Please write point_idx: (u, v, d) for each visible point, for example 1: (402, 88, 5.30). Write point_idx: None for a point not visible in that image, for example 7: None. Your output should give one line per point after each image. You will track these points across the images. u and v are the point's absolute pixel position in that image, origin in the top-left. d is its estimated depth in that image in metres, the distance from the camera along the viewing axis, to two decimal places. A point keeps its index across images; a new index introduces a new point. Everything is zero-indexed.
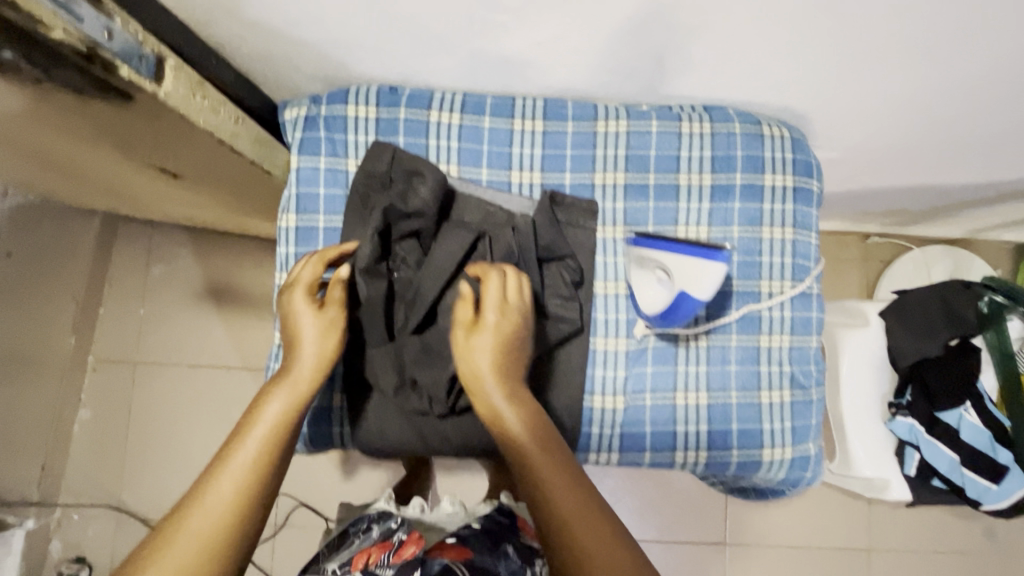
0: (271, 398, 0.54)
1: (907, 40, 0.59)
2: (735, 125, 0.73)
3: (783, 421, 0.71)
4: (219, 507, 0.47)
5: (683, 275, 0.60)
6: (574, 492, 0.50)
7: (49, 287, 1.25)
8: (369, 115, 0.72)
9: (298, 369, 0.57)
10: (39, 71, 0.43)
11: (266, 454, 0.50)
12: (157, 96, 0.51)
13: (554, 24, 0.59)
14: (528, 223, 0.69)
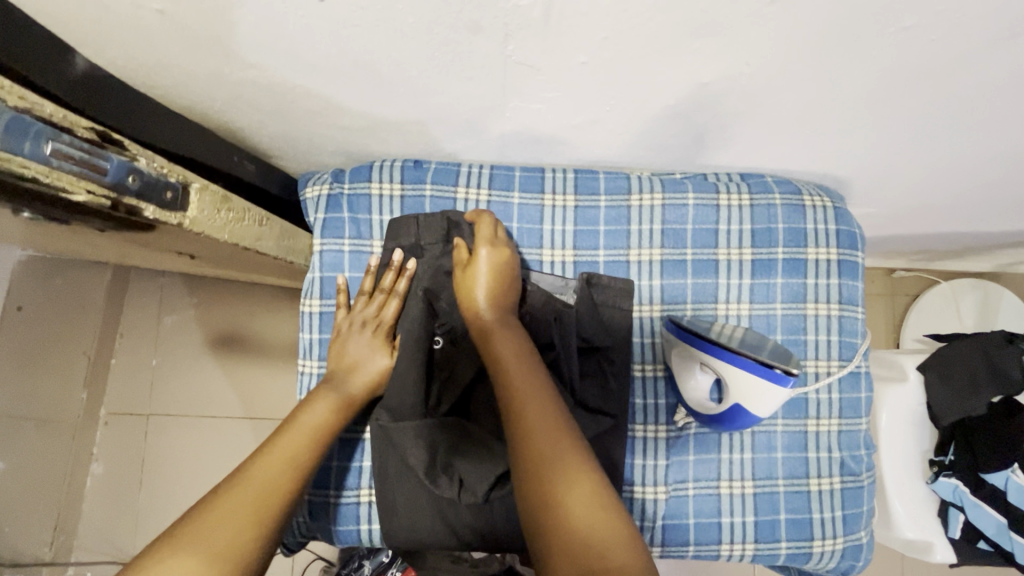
0: (320, 400, 0.61)
1: (965, 114, 0.56)
2: (775, 195, 0.70)
3: (833, 510, 0.67)
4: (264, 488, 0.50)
5: (742, 390, 0.59)
6: (540, 392, 0.53)
7: (60, 342, 1.23)
8: (395, 194, 0.69)
9: (347, 380, 0.64)
10: (61, 212, 0.42)
11: (308, 451, 0.56)
12: (185, 225, 0.48)
13: (593, 108, 0.56)
14: (571, 312, 0.66)
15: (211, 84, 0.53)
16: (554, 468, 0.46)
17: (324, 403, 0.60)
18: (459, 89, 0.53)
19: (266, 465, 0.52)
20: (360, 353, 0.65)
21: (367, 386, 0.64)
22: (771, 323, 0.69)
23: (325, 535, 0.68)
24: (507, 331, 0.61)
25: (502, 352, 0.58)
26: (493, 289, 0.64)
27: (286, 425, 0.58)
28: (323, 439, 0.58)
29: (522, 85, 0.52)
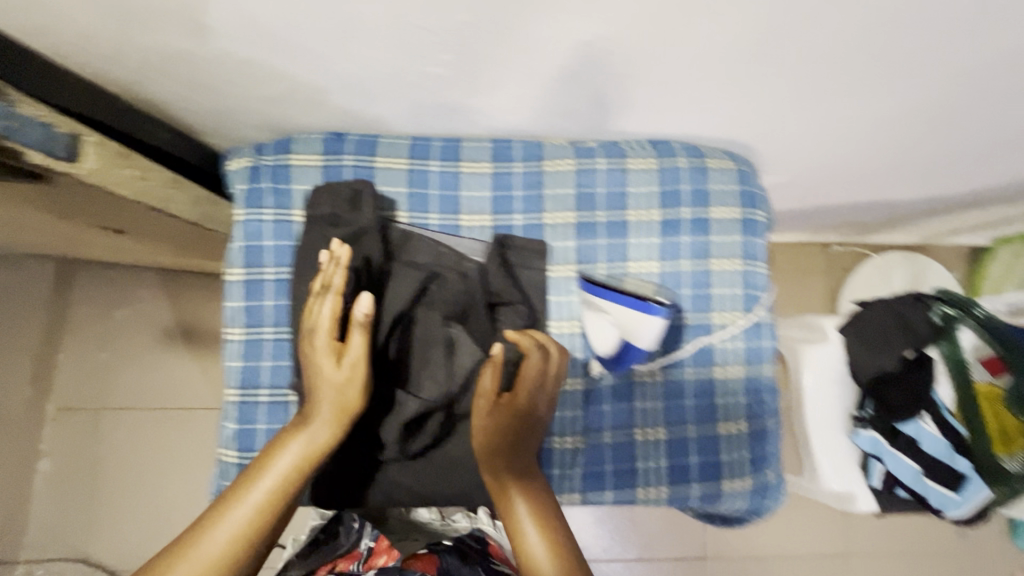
0: (286, 447, 0.55)
1: (830, 74, 0.62)
2: (681, 159, 0.75)
3: (741, 451, 0.72)
4: (218, 551, 0.49)
5: (625, 326, 0.66)
6: (564, 561, 0.51)
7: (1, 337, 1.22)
8: (316, 164, 0.71)
9: (315, 418, 0.56)
10: None
11: (263, 512, 0.52)
12: (80, 174, 0.53)
13: (491, 74, 0.60)
14: (477, 267, 0.67)
15: (116, 52, 0.55)
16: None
17: (292, 448, 0.55)
18: (359, 55, 0.56)
19: (225, 522, 0.50)
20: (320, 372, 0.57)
21: (333, 419, 0.56)
22: (679, 278, 0.73)
23: None
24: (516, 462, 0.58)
25: (521, 512, 0.55)
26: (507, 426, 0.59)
27: (254, 470, 0.54)
28: (294, 484, 0.54)
29: (417, 49, 0.55)
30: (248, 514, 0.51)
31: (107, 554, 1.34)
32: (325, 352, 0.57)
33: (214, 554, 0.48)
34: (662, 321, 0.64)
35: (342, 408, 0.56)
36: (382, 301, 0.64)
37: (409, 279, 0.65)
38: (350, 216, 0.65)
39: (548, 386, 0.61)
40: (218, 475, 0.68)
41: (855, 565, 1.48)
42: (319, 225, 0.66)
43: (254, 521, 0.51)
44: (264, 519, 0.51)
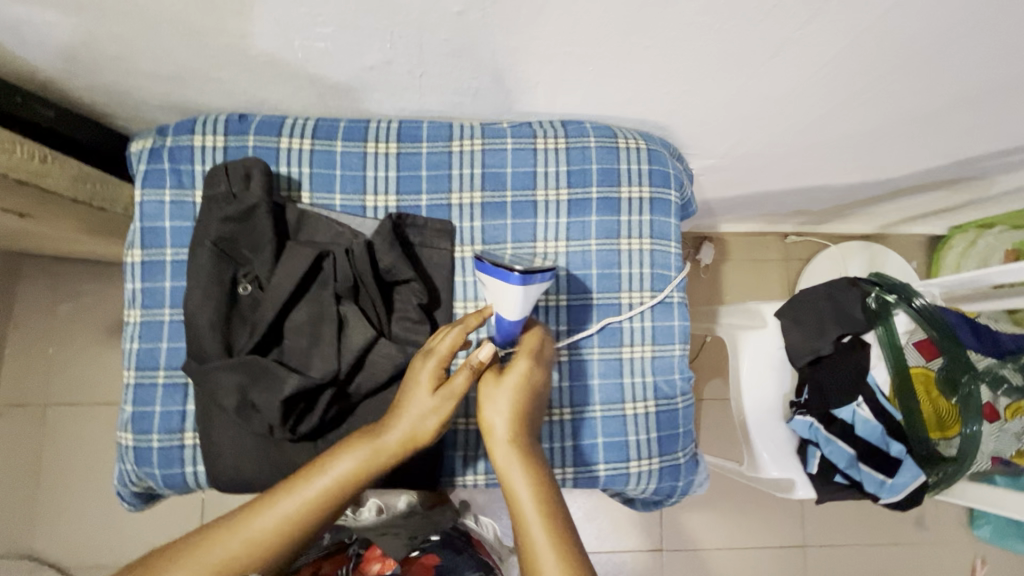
0: (346, 455, 0.54)
1: (722, 48, 0.61)
2: (590, 139, 0.74)
3: (648, 432, 0.71)
4: (259, 533, 0.52)
5: (494, 298, 0.60)
6: (560, 555, 0.48)
7: None
8: (217, 145, 0.70)
9: (385, 436, 0.55)
10: None
11: (309, 513, 0.53)
12: None
13: (378, 51, 0.59)
14: (362, 244, 0.64)
15: None
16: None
17: (352, 457, 0.54)
18: (237, 30, 0.56)
19: (274, 507, 0.53)
20: (410, 393, 0.56)
21: (403, 444, 0.55)
22: (586, 258, 0.72)
23: (155, 482, 0.68)
24: (535, 456, 0.55)
25: (520, 493, 0.52)
26: (517, 416, 0.56)
27: (315, 465, 0.55)
28: (346, 494, 0.54)
29: (293, 22, 0.54)
30: (295, 508, 0.53)
31: (54, 550, 1.33)
32: (423, 373, 0.56)
33: (256, 535, 0.51)
34: (523, 290, 0.56)
35: (413, 434, 0.55)
36: (273, 277, 0.63)
37: (297, 256, 0.63)
38: (242, 192, 0.65)
39: (547, 368, 0.60)
40: (117, 458, 0.68)
41: (812, 556, 1.47)
42: (212, 202, 0.65)
43: (296, 519, 0.52)
44: (308, 519, 0.53)
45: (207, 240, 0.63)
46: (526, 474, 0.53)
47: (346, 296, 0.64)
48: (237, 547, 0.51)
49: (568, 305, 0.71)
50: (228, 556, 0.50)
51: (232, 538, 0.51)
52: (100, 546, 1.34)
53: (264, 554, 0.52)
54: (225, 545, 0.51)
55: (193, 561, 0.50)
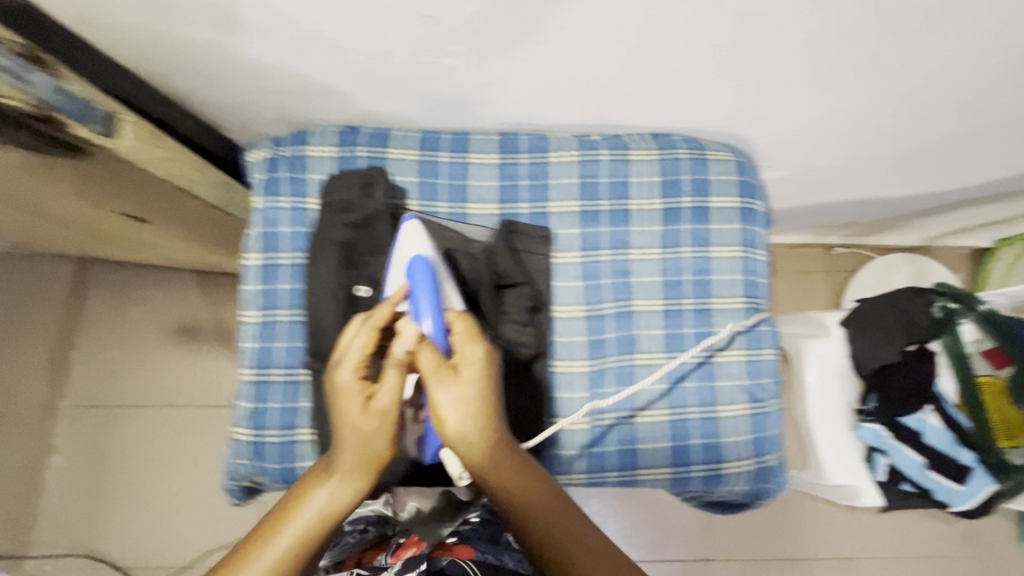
0: (316, 492, 0.53)
1: (820, 65, 0.64)
2: (681, 150, 0.78)
3: (742, 433, 0.73)
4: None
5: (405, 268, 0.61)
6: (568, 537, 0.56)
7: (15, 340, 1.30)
8: (330, 155, 0.75)
9: (343, 463, 0.53)
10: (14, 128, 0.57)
11: (293, 554, 0.51)
12: (112, 145, 0.61)
13: (497, 67, 0.63)
14: (484, 246, 0.70)
15: (149, 43, 0.58)
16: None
17: (321, 492, 0.53)
18: (373, 48, 0.60)
19: (257, 561, 0.51)
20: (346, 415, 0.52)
21: (359, 465, 0.52)
22: (679, 265, 0.75)
23: (270, 476, 0.71)
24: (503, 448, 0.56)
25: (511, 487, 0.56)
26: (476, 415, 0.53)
27: (289, 508, 0.53)
28: (324, 525, 0.52)
29: (427, 40, 0.58)
30: (280, 552, 0.51)
31: (114, 549, 1.33)
32: (351, 389, 0.52)
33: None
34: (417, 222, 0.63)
35: (367, 454, 0.52)
36: (391, 282, 0.66)
37: None
38: (361, 200, 0.68)
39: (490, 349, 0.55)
40: (232, 453, 0.71)
41: (864, 569, 1.46)
42: (330, 209, 0.68)
43: (285, 564, 0.51)
44: (294, 561, 0.52)
45: (330, 245, 0.67)
46: (508, 468, 0.56)
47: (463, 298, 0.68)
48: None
49: (664, 311, 0.74)
50: None
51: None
52: (159, 547, 1.33)
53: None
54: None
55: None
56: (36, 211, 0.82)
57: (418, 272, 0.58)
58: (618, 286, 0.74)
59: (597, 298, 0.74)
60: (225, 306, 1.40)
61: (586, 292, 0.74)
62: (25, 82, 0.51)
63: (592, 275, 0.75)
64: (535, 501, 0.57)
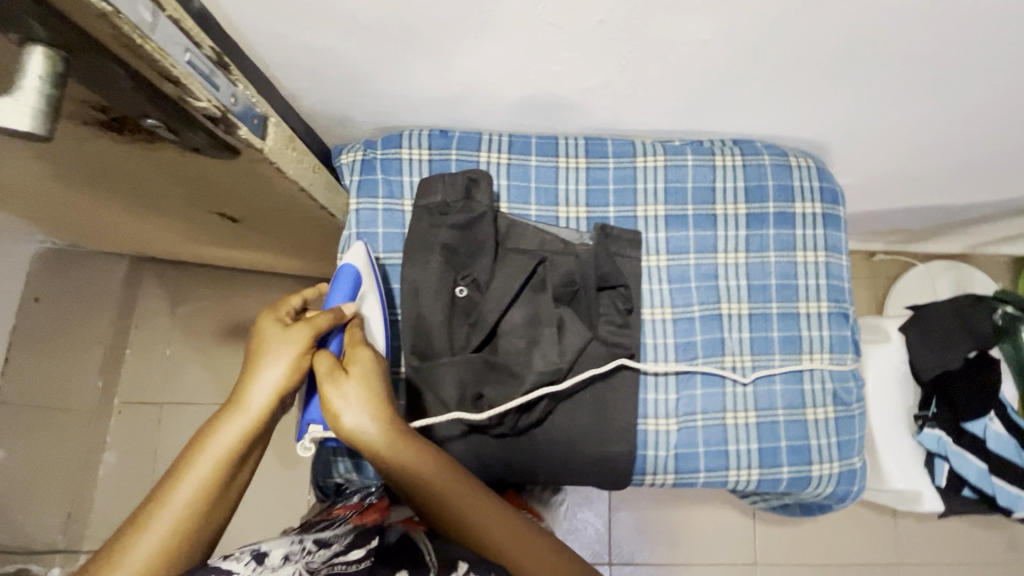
0: (220, 435, 0.54)
1: (920, 74, 0.66)
2: (765, 157, 0.79)
3: (828, 436, 0.74)
4: (151, 553, 0.50)
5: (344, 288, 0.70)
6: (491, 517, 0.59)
7: (68, 337, 1.28)
8: (423, 158, 0.78)
9: (251, 403, 0.56)
10: (167, 126, 0.46)
11: (202, 502, 0.52)
12: (266, 153, 0.51)
13: (605, 73, 0.65)
14: (588, 250, 0.74)
15: (272, 47, 0.60)
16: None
17: (228, 436, 0.54)
18: (490, 52, 0.61)
19: (150, 532, 0.50)
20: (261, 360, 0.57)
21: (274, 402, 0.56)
22: (766, 269, 0.78)
23: (362, 474, 0.76)
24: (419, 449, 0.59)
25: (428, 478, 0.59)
26: (382, 410, 0.58)
27: (190, 456, 0.54)
28: (217, 488, 0.53)
29: (544, 46, 0.60)
30: (171, 522, 0.51)
31: None
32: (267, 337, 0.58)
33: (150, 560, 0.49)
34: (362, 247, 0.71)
35: (256, 421, 0.55)
36: (493, 281, 0.70)
37: (519, 262, 0.71)
38: (464, 204, 0.73)
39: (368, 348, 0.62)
40: (325, 452, 0.77)
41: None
42: (429, 210, 0.73)
43: (193, 511, 0.52)
44: (205, 507, 0.53)
45: (435, 247, 0.71)
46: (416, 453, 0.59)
47: (563, 299, 0.72)
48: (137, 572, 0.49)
49: (749, 314, 0.77)
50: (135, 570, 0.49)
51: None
52: None
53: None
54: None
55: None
56: (125, 210, 0.83)
57: (345, 283, 0.67)
58: (705, 289, 0.78)
59: (686, 301, 0.77)
60: (277, 307, 1.41)
61: (674, 296, 0.77)
62: (203, 80, 0.40)
63: (680, 279, 0.78)
64: (473, 499, 0.59)
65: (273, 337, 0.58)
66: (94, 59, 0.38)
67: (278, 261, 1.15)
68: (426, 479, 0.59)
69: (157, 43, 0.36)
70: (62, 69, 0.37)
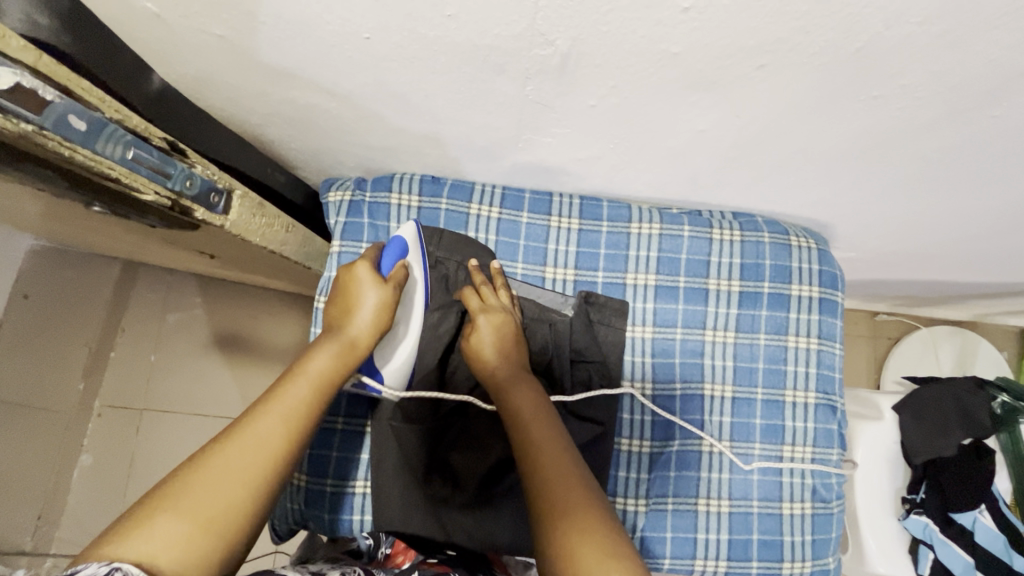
0: (320, 352, 0.57)
1: (928, 175, 0.63)
2: (764, 234, 0.77)
3: (804, 534, 0.74)
4: (269, 443, 0.48)
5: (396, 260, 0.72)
6: (552, 436, 0.56)
7: (54, 341, 1.18)
8: (413, 205, 0.76)
9: (354, 330, 0.61)
10: (105, 203, 0.46)
11: (308, 403, 0.53)
12: (227, 229, 0.50)
13: (600, 147, 0.62)
14: (565, 321, 0.75)
15: (251, 103, 0.57)
16: (573, 508, 0.48)
17: (326, 351, 0.58)
18: (480, 120, 0.58)
19: (263, 420, 0.49)
20: (356, 294, 0.63)
21: (369, 332, 0.61)
22: (754, 351, 0.77)
23: (318, 524, 0.75)
24: (538, 402, 0.61)
25: (517, 399, 0.61)
26: (506, 353, 0.67)
27: (290, 372, 0.55)
28: (324, 393, 0.54)
29: (535, 120, 0.57)
30: (285, 412, 0.51)
31: None
32: (360, 275, 0.64)
33: (267, 447, 0.48)
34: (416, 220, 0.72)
35: (351, 346, 0.60)
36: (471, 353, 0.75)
37: None
38: (453, 263, 0.75)
39: (402, 275, 0.66)
40: (283, 497, 0.75)
41: None
42: None
43: (302, 407, 0.52)
44: (309, 407, 0.53)
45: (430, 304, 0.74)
46: (526, 387, 0.63)
47: (535, 367, 0.74)
48: (257, 459, 0.47)
49: (733, 398, 0.76)
50: (250, 456, 0.47)
51: (238, 461, 0.46)
52: None
53: (282, 466, 0.48)
54: (237, 463, 0.46)
55: (209, 495, 0.44)
56: (105, 234, 0.79)
57: (395, 249, 0.69)
58: (689, 367, 0.77)
59: (669, 378, 0.76)
60: (270, 322, 1.41)
61: (657, 370, 0.77)
62: (148, 173, 0.40)
63: (665, 353, 0.77)
64: (540, 420, 0.58)
65: (365, 278, 0.64)
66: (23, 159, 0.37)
67: (266, 278, 1.13)
68: (526, 406, 0.60)
69: (91, 150, 0.35)
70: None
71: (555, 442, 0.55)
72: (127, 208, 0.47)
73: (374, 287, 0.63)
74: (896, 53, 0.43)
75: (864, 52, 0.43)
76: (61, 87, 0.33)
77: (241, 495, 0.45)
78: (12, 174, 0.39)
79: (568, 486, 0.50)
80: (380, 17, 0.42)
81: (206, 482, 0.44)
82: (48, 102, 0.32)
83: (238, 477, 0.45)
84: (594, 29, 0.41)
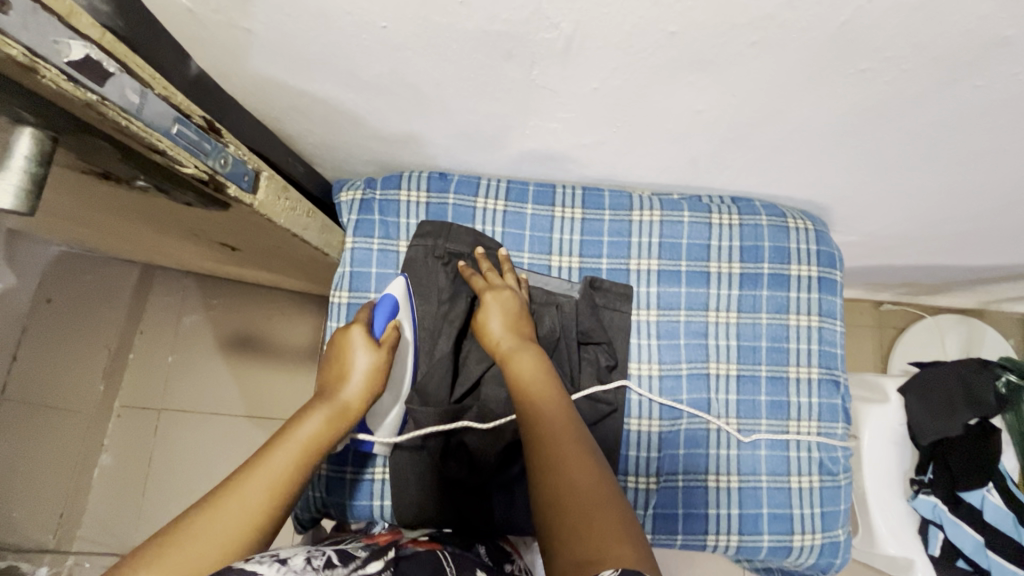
0: (311, 415, 0.59)
1: (918, 153, 0.66)
2: (763, 217, 0.80)
3: (813, 507, 0.76)
4: (249, 511, 0.49)
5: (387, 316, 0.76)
6: (555, 403, 0.59)
7: (72, 340, 1.19)
8: (420, 201, 0.79)
9: (346, 395, 0.63)
10: (149, 180, 0.51)
11: (294, 470, 0.54)
12: (256, 208, 0.54)
13: (602, 132, 0.65)
14: (572, 303, 0.78)
15: (272, 98, 0.61)
16: (568, 466, 0.50)
17: (318, 415, 0.60)
18: (487, 108, 0.61)
19: (246, 487, 0.51)
20: (349, 356, 0.66)
21: (360, 398, 0.64)
22: (757, 330, 0.79)
23: (338, 510, 0.77)
24: (541, 369, 0.64)
25: (521, 369, 0.64)
26: (513, 325, 0.70)
27: (280, 435, 0.57)
28: (310, 459, 0.56)
29: (541, 106, 0.60)
30: (269, 480, 0.52)
31: None
32: (353, 339, 0.67)
33: (247, 516, 0.49)
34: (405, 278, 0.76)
35: (341, 412, 0.61)
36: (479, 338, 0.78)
37: None
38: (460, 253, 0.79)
39: (394, 341, 0.69)
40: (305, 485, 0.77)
41: None
42: (428, 254, 0.78)
43: (286, 476, 0.53)
44: (294, 477, 0.54)
45: (438, 298, 0.78)
46: (529, 356, 0.66)
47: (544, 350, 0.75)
48: (236, 528, 0.48)
49: (737, 375, 0.78)
50: (229, 525, 0.48)
51: (216, 531, 0.47)
52: None
53: (262, 533, 0.49)
54: (217, 531, 0.47)
55: (186, 558, 0.45)
56: (129, 235, 0.83)
57: (385, 309, 0.72)
58: (693, 347, 0.79)
59: (674, 359, 0.79)
60: (283, 323, 1.44)
61: (662, 351, 0.79)
62: (191, 149, 0.44)
63: (670, 334, 0.79)
64: (545, 387, 0.61)
65: (359, 343, 0.67)
66: (76, 134, 0.41)
67: (281, 279, 1.16)
68: (529, 374, 0.63)
69: (144, 122, 0.39)
70: (50, 149, 0.38)
71: (555, 409, 0.58)
72: (168, 184, 0.51)
73: (367, 352, 0.66)
74: (878, 27, 0.45)
75: (848, 27, 0.46)
76: (121, 61, 0.36)
77: (217, 560, 0.46)
78: (69, 148, 0.42)
79: (565, 448, 0.52)
80: (396, 6, 0.46)
81: (186, 546, 0.45)
82: (110, 75, 0.36)
83: (215, 546, 0.46)
84: (596, 12, 0.44)
